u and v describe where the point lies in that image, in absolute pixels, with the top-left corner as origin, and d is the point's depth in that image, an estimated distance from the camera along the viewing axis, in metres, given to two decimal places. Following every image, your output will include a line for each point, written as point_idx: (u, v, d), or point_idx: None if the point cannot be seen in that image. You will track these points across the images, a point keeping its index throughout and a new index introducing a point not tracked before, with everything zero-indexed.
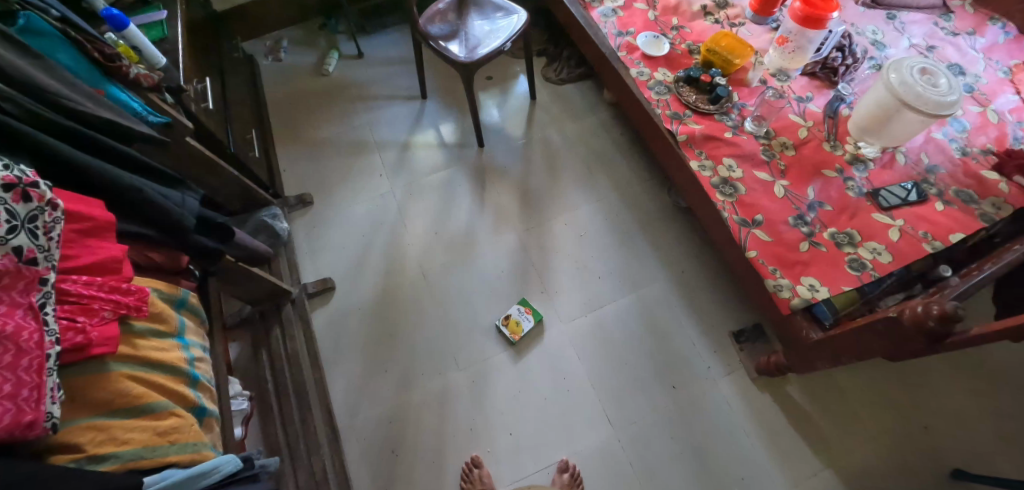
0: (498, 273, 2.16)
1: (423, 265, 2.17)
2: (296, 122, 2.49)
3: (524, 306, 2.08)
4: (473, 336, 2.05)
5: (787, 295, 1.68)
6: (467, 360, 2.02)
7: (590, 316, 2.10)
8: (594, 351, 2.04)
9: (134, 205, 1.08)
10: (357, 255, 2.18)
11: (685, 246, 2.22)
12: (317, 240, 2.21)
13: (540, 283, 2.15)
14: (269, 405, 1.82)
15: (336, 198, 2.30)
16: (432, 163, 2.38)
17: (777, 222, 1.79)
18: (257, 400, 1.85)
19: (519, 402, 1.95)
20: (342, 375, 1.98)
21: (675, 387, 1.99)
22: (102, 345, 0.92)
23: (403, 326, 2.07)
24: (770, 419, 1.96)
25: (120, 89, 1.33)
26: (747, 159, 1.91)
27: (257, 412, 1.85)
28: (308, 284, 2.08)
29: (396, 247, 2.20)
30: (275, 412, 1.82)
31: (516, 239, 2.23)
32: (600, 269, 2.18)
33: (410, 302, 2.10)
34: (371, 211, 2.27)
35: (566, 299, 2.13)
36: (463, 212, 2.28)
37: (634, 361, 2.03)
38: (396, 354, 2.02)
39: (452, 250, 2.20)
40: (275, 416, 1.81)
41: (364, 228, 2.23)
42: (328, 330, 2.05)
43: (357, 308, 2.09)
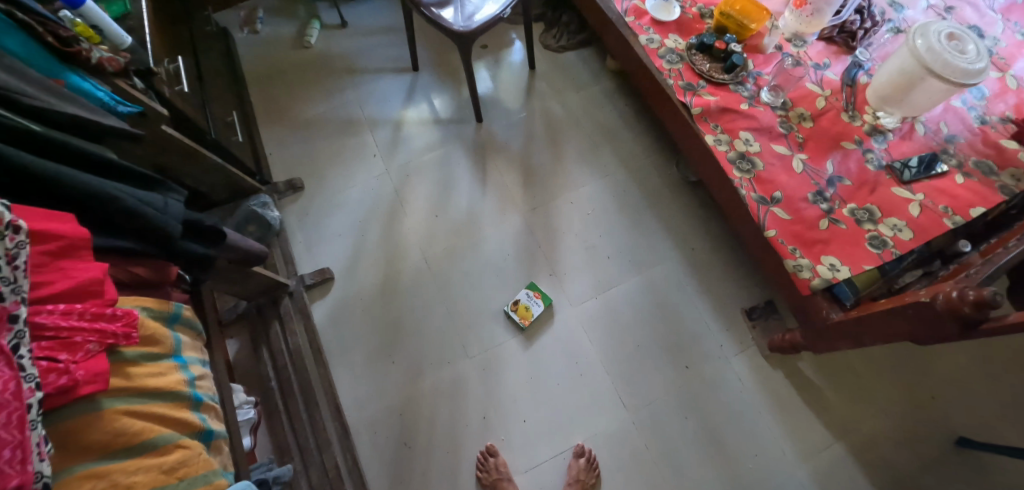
0: (504, 257, 2.07)
1: (424, 251, 2.06)
2: (279, 100, 2.31)
3: (533, 290, 2.00)
4: (482, 322, 1.98)
5: (807, 276, 1.63)
6: (476, 347, 1.95)
7: (600, 298, 2.04)
8: (606, 333, 1.99)
9: (108, 218, 0.93)
10: (354, 243, 2.07)
11: (696, 221, 2.15)
12: (312, 228, 2.08)
13: (548, 265, 2.07)
14: (275, 405, 1.79)
15: (329, 182, 2.15)
16: (428, 141, 2.24)
17: (796, 199, 1.72)
18: (263, 402, 1.81)
19: (532, 389, 1.91)
20: (348, 367, 1.93)
21: (687, 367, 1.97)
22: (90, 383, 0.81)
23: (407, 315, 1.98)
24: (781, 395, 1.96)
25: (82, 76, 1.18)
26: (763, 132, 1.83)
27: (263, 414, 1.82)
28: (306, 275, 1.98)
29: (395, 232, 2.08)
30: (283, 412, 1.79)
31: (522, 220, 2.13)
32: (609, 249, 2.11)
33: (413, 290, 2.01)
34: (367, 194, 2.14)
35: (575, 282, 2.05)
36: (463, 193, 2.16)
37: (646, 343, 1.99)
38: (402, 344, 1.95)
39: (454, 234, 2.09)
40: (282, 415, 1.79)
41: (361, 213, 2.11)
42: (330, 323, 1.97)
43: (359, 299, 1.99)
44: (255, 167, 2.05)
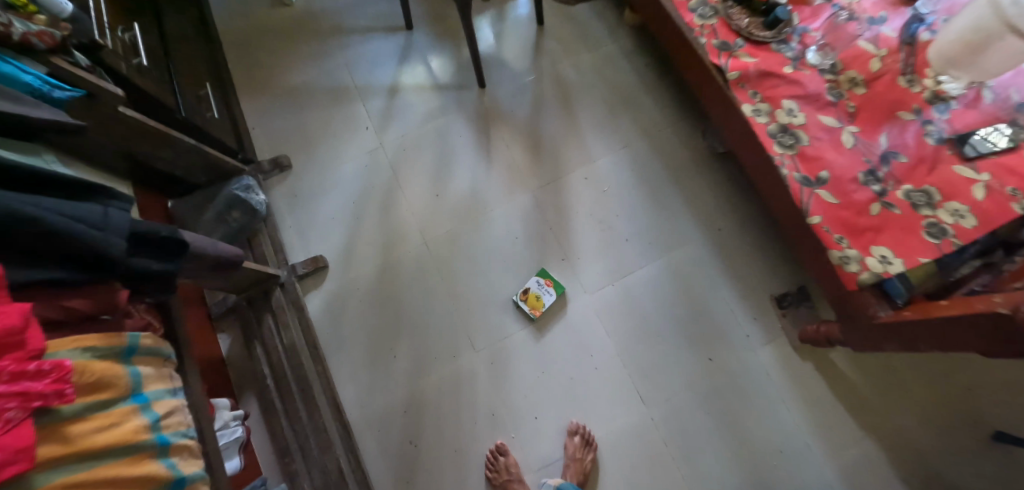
0: (513, 241, 1.89)
1: (425, 235, 1.89)
2: (260, 66, 2.08)
3: (543, 277, 1.83)
4: (490, 312, 1.83)
5: (854, 269, 1.45)
6: (483, 340, 1.81)
7: (618, 285, 1.87)
8: (623, 323, 1.84)
9: (24, 243, 0.77)
10: (348, 227, 1.89)
11: (723, 199, 1.95)
12: (302, 211, 1.90)
13: (560, 249, 1.89)
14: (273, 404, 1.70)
15: (319, 159, 1.95)
16: (428, 110, 2.01)
17: (845, 180, 1.51)
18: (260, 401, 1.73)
19: (543, 383, 1.78)
20: (347, 361, 1.80)
21: (710, 360, 1.83)
22: (10, 465, 0.66)
23: (408, 306, 1.83)
24: (811, 387, 1.83)
25: (3, 58, 1.00)
26: (809, 101, 1.60)
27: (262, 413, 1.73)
28: (298, 265, 1.82)
29: (393, 214, 1.90)
30: (281, 412, 1.70)
31: (532, 199, 1.93)
32: (627, 230, 1.92)
33: (413, 279, 1.85)
34: (361, 173, 1.94)
35: (590, 267, 1.88)
36: (466, 169, 1.95)
37: (666, 334, 1.85)
38: (404, 337, 1.81)
39: (457, 215, 1.91)
40: (281, 414, 1.70)
41: (354, 194, 1.92)
42: (326, 314, 1.83)
43: (356, 288, 1.84)
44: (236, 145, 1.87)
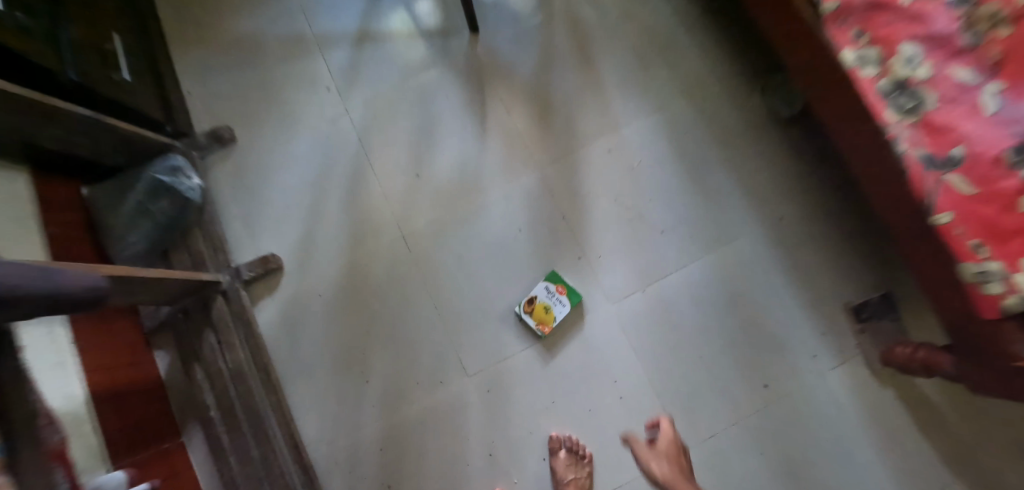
0: (514, 235, 1.47)
1: (402, 228, 1.48)
2: (192, 12, 1.62)
3: (554, 283, 1.42)
4: (485, 326, 1.44)
5: (999, 291, 0.94)
6: (477, 362, 1.43)
7: (649, 292, 1.46)
8: (656, 341, 1.45)
9: None
10: (304, 217, 1.48)
11: (789, 179, 1.50)
12: (248, 198, 1.50)
13: (576, 246, 1.47)
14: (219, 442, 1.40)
15: (267, 129, 1.53)
16: (404, 63, 1.55)
17: (990, 161, 0.94)
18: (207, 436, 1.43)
19: (553, 416, 1.41)
20: (308, 387, 1.45)
21: (767, 386, 1.45)
22: None
23: (382, 319, 1.45)
24: (895, 424, 1.43)
25: None
26: (938, 41, 1.01)
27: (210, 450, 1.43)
28: (244, 267, 1.42)
29: (361, 202, 1.48)
30: (230, 452, 1.40)
31: (539, 179, 1.49)
32: (663, 220, 1.48)
33: (388, 285, 1.46)
34: (319, 146, 1.51)
35: (614, 268, 1.46)
36: (453, 142, 1.51)
37: (710, 354, 1.45)
38: (377, 358, 1.44)
39: (442, 202, 1.48)
40: (230, 454, 1.40)
41: (311, 175, 1.50)
42: (280, 329, 1.46)
43: (317, 297, 1.46)
44: (163, 115, 1.46)
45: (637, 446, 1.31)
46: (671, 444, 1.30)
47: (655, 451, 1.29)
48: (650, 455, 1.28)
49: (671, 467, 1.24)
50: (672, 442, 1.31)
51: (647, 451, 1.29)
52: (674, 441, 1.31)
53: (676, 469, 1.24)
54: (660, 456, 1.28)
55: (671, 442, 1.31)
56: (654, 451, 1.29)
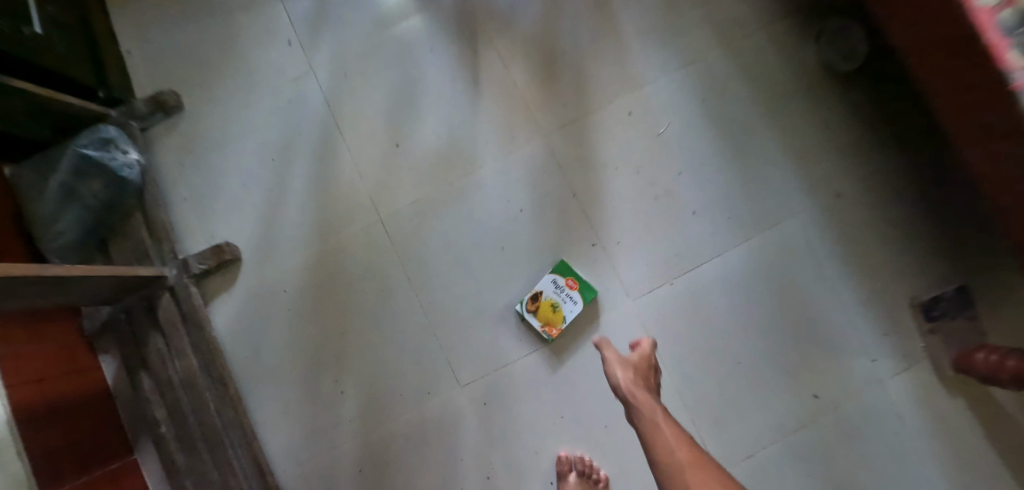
0: (514, 218, 1.23)
1: (381, 210, 1.24)
2: None
3: (563, 275, 1.19)
4: (481, 327, 1.22)
5: None
6: (471, 369, 1.21)
7: (676, 285, 1.22)
8: (683, 343, 1.22)
9: None
10: (264, 198, 1.25)
11: (846, 148, 1.24)
12: (198, 175, 1.26)
13: (588, 230, 1.23)
14: (176, 462, 1.21)
15: (219, 93, 1.28)
16: (382, 9, 1.28)
17: None
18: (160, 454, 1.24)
19: (561, 433, 1.20)
20: (273, 399, 1.24)
21: (815, 396, 1.22)
22: None
23: (359, 318, 1.23)
24: (974, 444, 1.18)
25: None
26: None
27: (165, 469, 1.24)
28: (194, 259, 1.19)
29: (331, 179, 1.25)
30: (187, 473, 1.21)
31: (544, 151, 1.24)
32: (693, 198, 1.23)
33: (365, 278, 1.23)
34: (281, 113, 1.26)
35: (635, 257, 1.22)
36: (441, 106, 1.25)
37: (747, 358, 1.22)
38: (353, 364, 1.23)
39: (429, 179, 1.24)
40: (187, 475, 1.21)
41: (272, 148, 1.25)
42: (240, 331, 1.24)
43: (283, 293, 1.24)
44: (95, 78, 1.19)
45: (605, 346, 0.99)
46: (642, 356, 1.00)
47: (623, 360, 0.98)
48: (615, 360, 0.97)
49: (635, 380, 0.96)
50: (645, 352, 1.01)
51: (615, 356, 0.98)
52: (647, 353, 1.01)
53: (640, 384, 0.95)
54: (627, 368, 0.97)
55: (645, 354, 1.00)
56: (621, 358, 0.99)
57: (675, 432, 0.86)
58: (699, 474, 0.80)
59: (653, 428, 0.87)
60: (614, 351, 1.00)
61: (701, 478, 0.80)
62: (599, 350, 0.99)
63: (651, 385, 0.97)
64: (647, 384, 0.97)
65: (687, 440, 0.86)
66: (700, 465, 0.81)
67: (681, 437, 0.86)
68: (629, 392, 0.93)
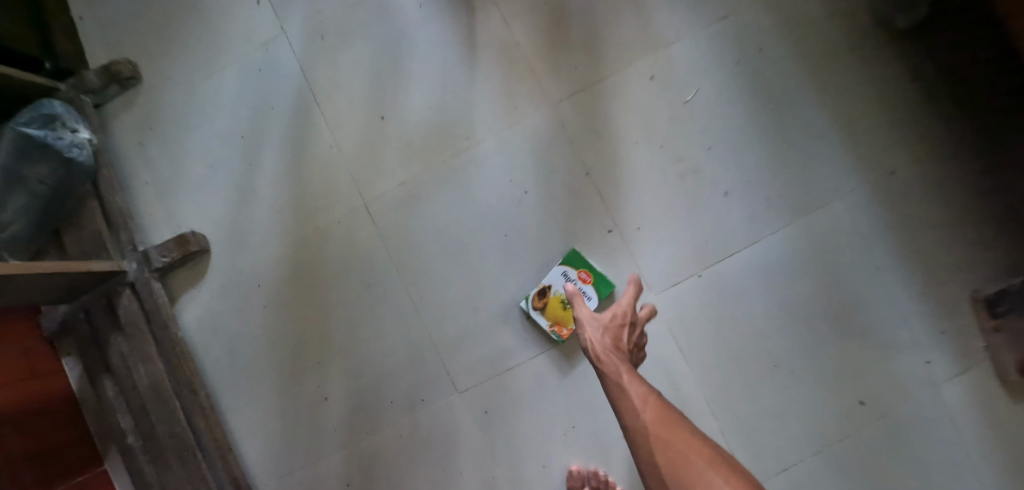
0: (518, 200, 1.08)
1: (366, 193, 1.09)
2: None
3: (575, 268, 1.05)
4: (481, 326, 1.07)
5: None
6: (470, 374, 1.07)
7: (704, 278, 1.06)
8: (710, 342, 1.07)
9: None
10: (235, 181, 1.10)
11: (903, 115, 1.06)
12: (161, 156, 1.12)
13: (601, 215, 1.07)
14: (145, 475, 1.10)
15: (181, 62, 1.13)
16: None
17: None
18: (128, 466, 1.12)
19: (572, 444, 1.06)
20: (249, 405, 1.11)
21: (861, 403, 1.05)
22: None
23: (343, 316, 1.09)
24: None
25: None
26: None
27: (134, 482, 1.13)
28: (156, 251, 1.05)
29: (309, 159, 1.10)
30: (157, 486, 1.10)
31: (550, 123, 1.08)
32: (723, 176, 1.07)
33: (349, 270, 1.09)
34: (251, 83, 1.11)
35: (656, 245, 1.07)
36: (432, 73, 1.09)
37: (784, 359, 1.06)
38: (337, 368, 1.09)
39: (419, 158, 1.09)
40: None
41: (242, 123, 1.10)
42: (212, 330, 1.11)
43: (258, 288, 1.10)
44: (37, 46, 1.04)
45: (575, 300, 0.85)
46: (620, 310, 0.84)
47: (594, 316, 0.83)
48: (586, 316, 0.83)
49: (606, 337, 0.81)
50: (622, 307, 0.84)
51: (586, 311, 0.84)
52: (625, 306, 0.84)
53: (611, 341, 0.81)
54: (597, 325, 0.83)
55: (620, 309, 0.84)
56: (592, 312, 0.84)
57: (641, 391, 0.74)
58: (665, 436, 0.70)
59: (618, 391, 0.75)
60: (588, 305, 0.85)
61: (666, 440, 0.69)
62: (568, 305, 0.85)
63: (627, 342, 0.82)
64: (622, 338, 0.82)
65: (655, 398, 0.74)
66: (666, 428, 0.70)
67: (648, 396, 0.74)
68: (594, 354, 0.79)
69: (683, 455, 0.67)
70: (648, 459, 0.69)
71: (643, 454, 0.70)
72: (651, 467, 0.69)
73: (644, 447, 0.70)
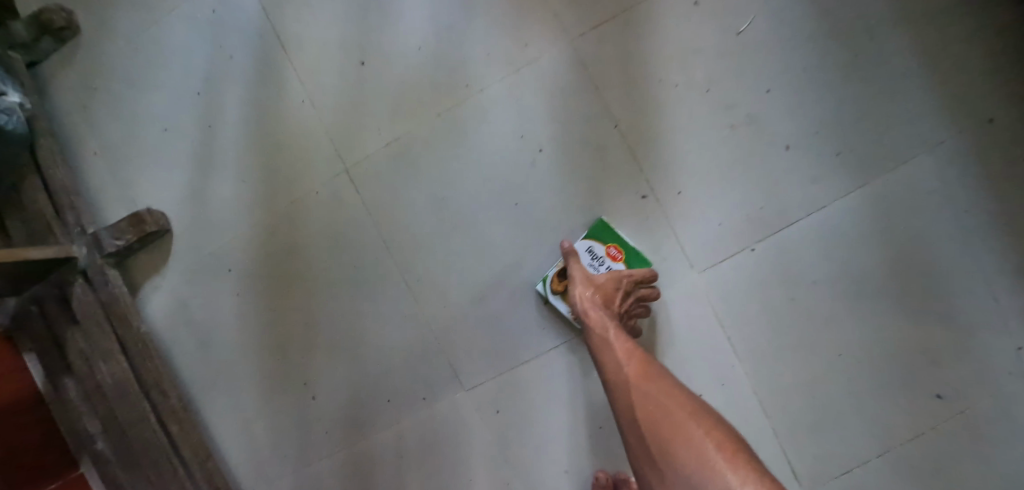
0: (531, 161, 0.90)
1: (351, 158, 0.92)
2: None
3: (602, 243, 0.87)
4: (490, 314, 0.91)
5: None
6: (479, 369, 0.92)
7: (759, 252, 0.89)
8: (762, 326, 0.89)
9: None
10: (198, 148, 0.95)
11: (1016, 38, 0.83)
12: (113, 122, 0.96)
13: (632, 177, 0.89)
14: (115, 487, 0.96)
15: (130, 9, 0.96)
16: None
17: None
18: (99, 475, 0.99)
19: (598, 447, 0.91)
20: (228, 405, 0.97)
21: (937, 397, 0.86)
22: None
23: (330, 303, 0.94)
24: None
25: None
26: None
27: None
28: (106, 233, 0.90)
29: (284, 119, 0.93)
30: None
31: (568, 65, 0.89)
32: (781, 125, 0.87)
33: (335, 250, 0.93)
34: (208, 29, 0.94)
35: (700, 213, 0.89)
36: (425, 9, 0.90)
37: (853, 346, 0.88)
38: (327, 362, 0.94)
39: (412, 113, 0.91)
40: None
41: (204, 79, 0.94)
42: (182, 321, 0.97)
43: (232, 272, 0.95)
44: None
45: (571, 259, 0.86)
46: (617, 276, 0.83)
47: (588, 277, 0.84)
48: (578, 275, 0.84)
49: (598, 298, 0.82)
50: (620, 274, 0.83)
51: (580, 272, 0.84)
52: (623, 274, 0.83)
53: (603, 302, 0.81)
54: (590, 286, 0.83)
55: (618, 276, 0.83)
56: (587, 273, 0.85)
57: (626, 347, 0.75)
58: (644, 387, 0.70)
59: (602, 345, 0.77)
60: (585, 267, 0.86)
61: (645, 390, 0.69)
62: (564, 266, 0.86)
63: (620, 305, 0.82)
64: (615, 303, 0.82)
65: (640, 354, 0.74)
66: (648, 379, 0.70)
67: (633, 352, 0.74)
68: (582, 310, 0.81)
69: (661, 405, 0.67)
70: (626, 408, 0.69)
71: (623, 406, 0.70)
72: (630, 416, 0.69)
73: (624, 397, 0.70)
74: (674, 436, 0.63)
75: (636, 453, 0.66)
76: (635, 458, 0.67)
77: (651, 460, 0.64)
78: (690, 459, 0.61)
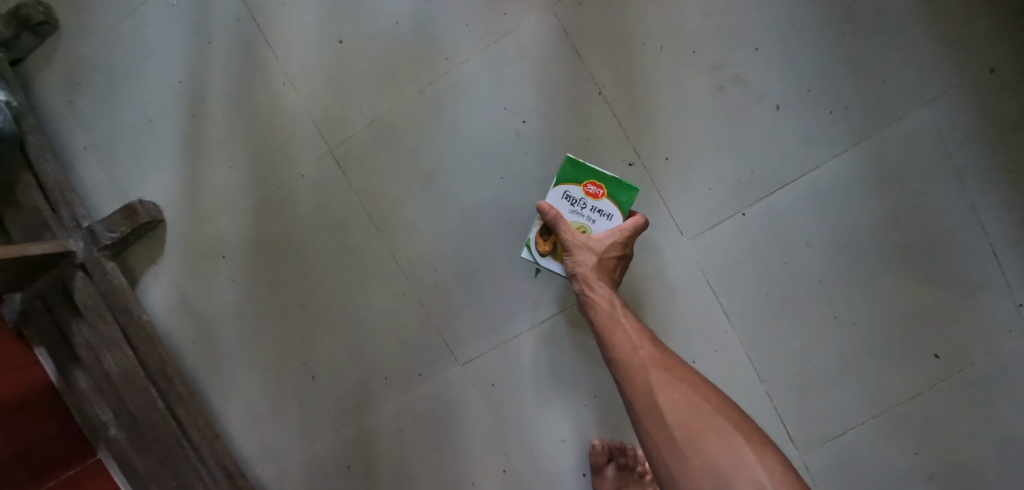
0: (516, 133, 0.89)
1: (337, 139, 0.92)
2: None
3: (579, 185, 0.79)
4: (481, 289, 0.92)
5: None
6: (472, 343, 0.92)
7: (751, 216, 0.87)
8: (754, 291, 0.89)
9: None
10: (185, 136, 0.95)
11: None
12: (98, 117, 0.97)
13: (618, 145, 0.88)
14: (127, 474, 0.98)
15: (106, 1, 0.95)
16: None
17: None
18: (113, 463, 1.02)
19: (594, 415, 0.92)
20: (232, 389, 0.99)
21: (936, 357, 0.86)
22: None
23: (323, 284, 0.95)
24: None
25: None
26: None
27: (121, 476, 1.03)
28: (101, 227, 0.92)
29: (267, 102, 0.92)
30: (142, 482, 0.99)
31: (549, 34, 0.87)
32: (768, 85, 0.85)
33: (326, 232, 0.94)
34: (185, 15, 0.93)
35: (688, 179, 0.88)
36: None
37: (847, 308, 0.87)
38: (325, 342, 0.96)
39: (394, 90, 0.90)
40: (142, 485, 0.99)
41: (186, 66, 0.94)
42: (181, 309, 0.99)
43: (226, 259, 0.96)
44: None
45: (558, 222, 0.78)
46: (617, 238, 0.78)
47: (588, 243, 0.78)
48: (573, 239, 0.78)
49: (601, 270, 0.78)
50: (619, 234, 0.78)
51: (574, 237, 0.78)
52: (625, 233, 0.78)
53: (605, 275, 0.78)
54: (591, 251, 0.78)
55: (620, 237, 0.78)
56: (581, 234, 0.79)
57: (635, 328, 0.75)
58: (662, 373, 0.70)
59: (610, 323, 0.75)
60: (572, 225, 0.79)
61: (664, 377, 0.70)
62: (551, 226, 0.79)
63: (617, 274, 0.79)
64: (614, 273, 0.79)
65: (650, 336, 0.75)
66: (665, 365, 0.71)
67: (643, 333, 0.75)
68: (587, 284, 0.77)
69: (685, 392, 0.69)
70: (644, 391, 0.70)
71: (638, 391, 0.70)
72: (649, 399, 0.69)
73: (640, 380, 0.70)
74: (703, 426, 0.66)
75: (654, 435, 0.68)
76: (650, 441, 0.68)
77: (675, 447, 0.66)
78: (720, 450, 0.64)
